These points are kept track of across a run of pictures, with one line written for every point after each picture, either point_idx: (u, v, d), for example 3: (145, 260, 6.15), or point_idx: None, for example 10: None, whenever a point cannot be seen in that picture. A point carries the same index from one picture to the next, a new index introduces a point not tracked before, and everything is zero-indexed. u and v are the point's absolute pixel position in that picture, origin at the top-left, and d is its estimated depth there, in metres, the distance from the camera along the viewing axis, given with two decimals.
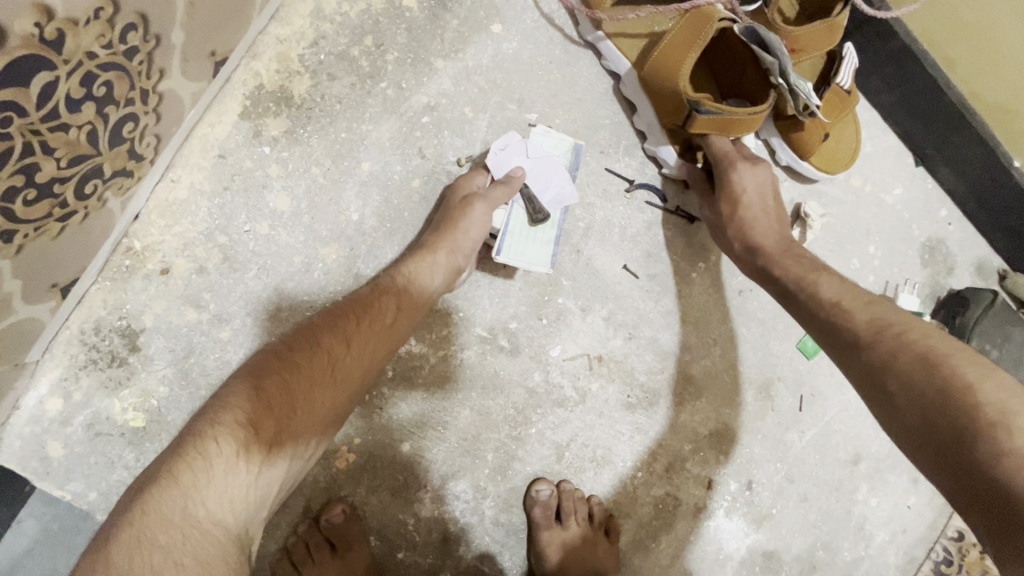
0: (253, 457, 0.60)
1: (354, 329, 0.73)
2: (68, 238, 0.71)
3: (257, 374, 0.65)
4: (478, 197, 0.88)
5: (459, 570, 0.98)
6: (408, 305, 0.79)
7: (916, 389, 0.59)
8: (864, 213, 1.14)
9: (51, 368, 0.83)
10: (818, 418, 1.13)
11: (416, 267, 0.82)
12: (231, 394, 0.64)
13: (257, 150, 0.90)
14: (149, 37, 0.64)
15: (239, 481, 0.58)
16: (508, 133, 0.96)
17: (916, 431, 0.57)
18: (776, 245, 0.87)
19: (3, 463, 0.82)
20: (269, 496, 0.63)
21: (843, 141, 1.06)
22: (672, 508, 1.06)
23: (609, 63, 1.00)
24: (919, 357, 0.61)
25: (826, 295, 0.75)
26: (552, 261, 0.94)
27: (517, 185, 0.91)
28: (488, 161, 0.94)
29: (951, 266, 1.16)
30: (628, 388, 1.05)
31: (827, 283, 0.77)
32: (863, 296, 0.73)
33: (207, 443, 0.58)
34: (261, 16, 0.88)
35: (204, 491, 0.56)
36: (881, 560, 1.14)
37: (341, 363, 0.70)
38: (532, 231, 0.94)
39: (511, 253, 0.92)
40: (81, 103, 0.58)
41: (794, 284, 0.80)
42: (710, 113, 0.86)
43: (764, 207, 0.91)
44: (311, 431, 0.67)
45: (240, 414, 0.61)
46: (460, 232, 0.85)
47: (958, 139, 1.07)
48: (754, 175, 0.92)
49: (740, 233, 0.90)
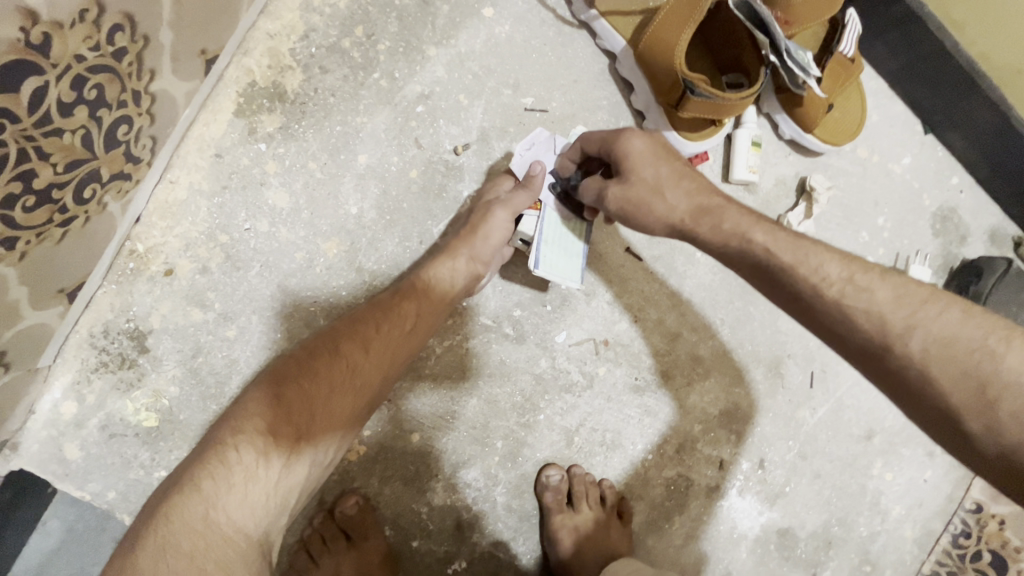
0: (273, 462, 0.61)
1: (373, 334, 0.73)
2: (71, 242, 0.72)
3: (277, 381, 0.66)
4: (499, 202, 0.86)
5: (473, 557, 0.99)
6: (426, 310, 0.78)
7: (979, 396, 0.54)
8: (872, 184, 1.11)
9: (64, 372, 0.85)
10: (830, 394, 1.12)
11: (435, 271, 0.81)
12: (252, 400, 0.65)
13: (254, 147, 0.89)
14: (136, 38, 0.63)
15: (258, 489, 0.59)
16: (539, 129, 0.93)
17: (987, 439, 0.53)
18: (728, 216, 0.71)
19: (23, 466, 0.84)
20: (289, 502, 0.63)
21: (846, 113, 1.04)
22: (684, 489, 1.06)
23: (604, 42, 0.98)
24: (971, 355, 0.55)
25: (830, 274, 0.62)
26: (582, 277, 0.91)
27: (538, 185, 0.87)
28: (512, 162, 0.91)
29: (964, 235, 1.14)
30: (635, 371, 1.05)
31: (817, 256, 0.64)
32: (858, 266, 0.63)
33: (228, 452, 0.59)
34: (249, 11, 0.87)
35: (225, 499, 0.57)
36: (898, 534, 1.13)
37: (359, 369, 0.70)
38: (564, 241, 0.90)
39: (547, 265, 0.88)
40: (73, 107, 0.58)
41: (785, 263, 0.65)
42: (704, 94, 0.85)
43: (680, 180, 0.74)
44: (330, 437, 0.67)
45: (260, 423, 0.62)
46: (479, 239, 0.84)
47: (967, 104, 1.04)
48: (648, 137, 0.75)
49: (665, 213, 0.73)
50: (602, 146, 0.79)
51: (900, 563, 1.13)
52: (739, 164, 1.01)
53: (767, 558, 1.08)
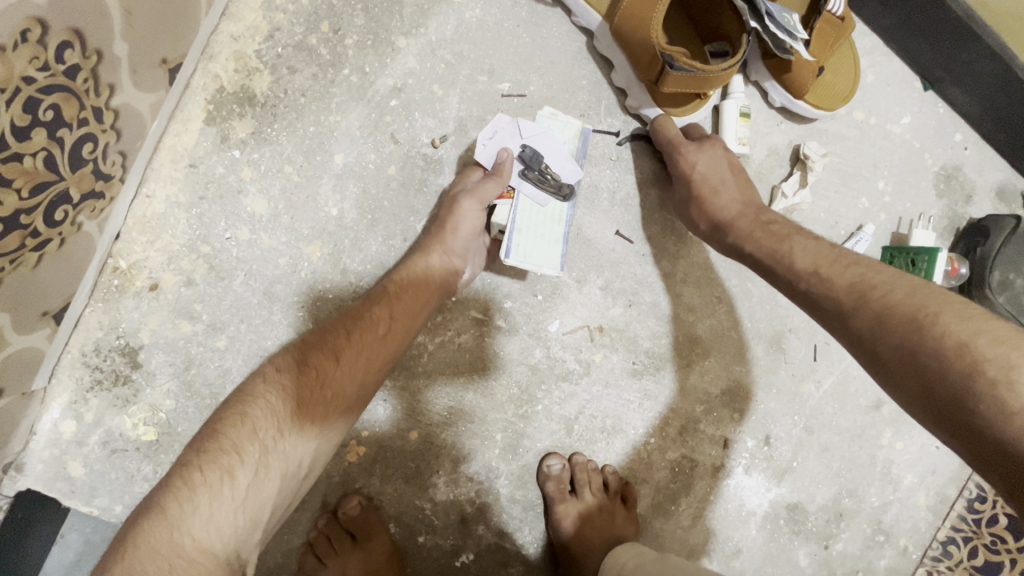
0: (238, 481, 0.61)
1: (344, 343, 0.73)
2: (49, 265, 0.71)
3: (244, 399, 0.67)
4: (464, 193, 0.86)
5: (481, 549, 0.99)
6: (401, 313, 0.78)
7: (914, 356, 0.57)
8: (870, 147, 1.07)
9: (61, 393, 0.85)
10: (834, 366, 1.09)
11: (412, 269, 0.82)
12: (218, 420, 0.65)
13: (227, 155, 0.88)
14: (88, 53, 0.62)
15: (224, 509, 0.59)
16: (500, 115, 0.90)
17: (917, 393, 0.56)
18: (742, 219, 0.84)
19: (29, 486, 0.85)
20: (262, 518, 0.63)
21: (840, 74, 0.99)
22: (689, 470, 1.05)
23: (579, 19, 0.94)
24: (905, 319, 0.59)
25: (801, 264, 0.74)
26: (562, 264, 0.87)
27: (507, 172, 0.87)
28: (478, 152, 0.89)
29: (969, 193, 1.09)
30: (632, 355, 1.03)
31: (797, 250, 0.75)
32: (838, 257, 0.72)
33: (193, 473, 0.61)
34: (209, 15, 0.85)
35: (190, 521, 0.57)
36: (910, 502, 1.11)
37: (331, 379, 0.70)
38: (541, 227, 0.88)
39: (520, 253, 0.86)
40: (29, 130, 0.57)
41: (771, 255, 0.77)
42: (684, 69, 0.82)
43: (718, 185, 0.88)
44: (301, 449, 0.67)
45: (225, 442, 0.63)
46: (449, 233, 0.85)
47: (967, 56, 0.99)
48: (704, 154, 0.90)
49: (703, 215, 0.88)
50: (672, 141, 0.92)
51: (915, 531, 1.11)
52: (728, 137, 0.98)
53: (777, 534, 1.07)
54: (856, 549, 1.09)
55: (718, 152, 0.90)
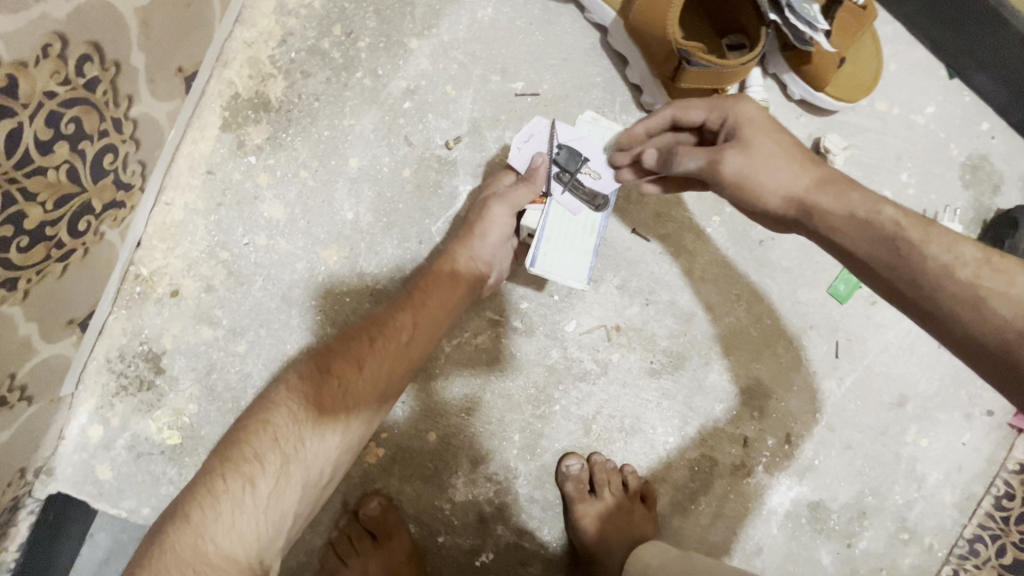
0: (259, 490, 0.62)
1: (367, 350, 0.73)
2: (74, 274, 0.73)
3: (268, 407, 0.68)
4: (496, 198, 0.84)
5: (499, 548, 1.00)
6: (426, 321, 0.78)
7: None
8: (893, 138, 1.04)
9: (88, 398, 0.87)
10: (857, 363, 1.07)
11: (438, 275, 0.82)
12: (242, 427, 0.67)
13: (243, 161, 0.89)
14: (106, 65, 0.62)
15: (246, 516, 0.60)
16: (537, 118, 0.87)
17: None
18: (826, 193, 0.61)
19: (59, 489, 0.87)
20: (285, 527, 0.64)
21: (861, 64, 0.96)
22: (708, 469, 1.04)
23: (593, 15, 0.93)
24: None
25: (935, 254, 0.54)
26: (588, 277, 0.83)
27: (540, 179, 0.83)
28: (510, 155, 0.86)
29: (998, 183, 1.06)
30: (650, 354, 1.02)
31: (923, 234, 0.55)
32: (972, 247, 0.54)
33: (216, 482, 0.62)
34: (223, 22, 0.85)
35: (212, 529, 0.59)
36: (936, 500, 1.09)
37: (352, 387, 0.70)
38: (570, 238, 0.84)
39: (545, 263, 0.83)
40: (52, 144, 0.57)
41: (854, 230, 0.59)
42: (701, 64, 0.80)
43: (782, 151, 0.65)
44: (323, 457, 0.67)
45: (249, 451, 0.64)
46: (477, 238, 0.84)
47: (995, 42, 0.96)
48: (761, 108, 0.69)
49: (774, 187, 0.64)
50: (710, 112, 0.71)
51: (940, 529, 1.09)
52: None
53: (798, 532, 1.06)
54: (880, 547, 1.08)
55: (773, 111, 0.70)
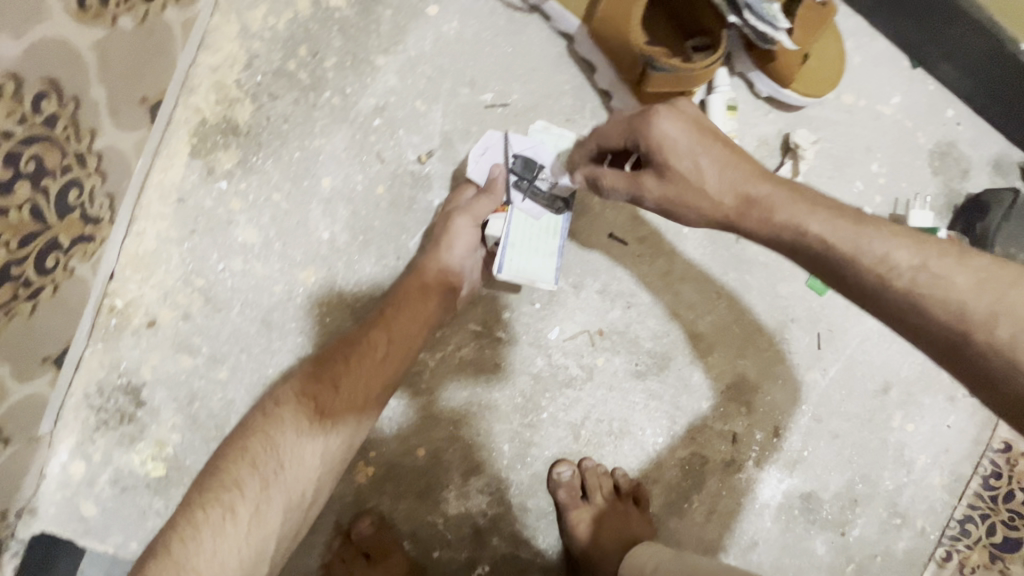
0: (240, 517, 0.65)
1: (342, 370, 0.75)
2: (45, 312, 0.72)
3: (246, 435, 0.71)
4: (459, 211, 0.85)
5: (496, 559, 0.99)
6: (399, 337, 0.78)
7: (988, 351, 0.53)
8: (861, 129, 1.06)
9: (68, 435, 0.86)
10: (840, 353, 1.08)
11: (407, 291, 0.82)
12: (222, 456, 0.71)
13: (214, 187, 0.88)
14: (66, 101, 0.62)
15: (226, 544, 0.64)
16: (490, 131, 0.89)
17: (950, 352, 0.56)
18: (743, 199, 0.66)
19: (44, 529, 0.86)
20: (268, 551, 0.66)
21: (825, 59, 0.98)
22: (699, 467, 1.05)
23: (558, 23, 0.93)
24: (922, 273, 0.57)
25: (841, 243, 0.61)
26: (556, 277, 0.85)
27: (500, 189, 0.85)
28: (468, 167, 0.88)
29: (966, 169, 1.07)
30: (635, 356, 1.03)
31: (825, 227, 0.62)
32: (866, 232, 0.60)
33: (197, 513, 0.65)
34: (186, 49, 0.85)
35: (193, 559, 0.62)
36: (925, 483, 1.10)
37: (328, 409, 0.72)
38: (535, 242, 0.85)
39: (513, 268, 0.83)
40: (13, 183, 0.57)
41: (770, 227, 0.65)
42: (665, 68, 0.80)
43: (707, 146, 0.66)
44: (304, 482, 0.70)
45: (229, 477, 0.67)
46: (444, 251, 0.84)
47: (953, 33, 0.98)
48: (678, 114, 0.67)
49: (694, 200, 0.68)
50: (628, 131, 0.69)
51: (930, 512, 1.10)
52: None
53: (792, 524, 1.07)
54: (873, 534, 1.09)
55: (685, 105, 0.68)
